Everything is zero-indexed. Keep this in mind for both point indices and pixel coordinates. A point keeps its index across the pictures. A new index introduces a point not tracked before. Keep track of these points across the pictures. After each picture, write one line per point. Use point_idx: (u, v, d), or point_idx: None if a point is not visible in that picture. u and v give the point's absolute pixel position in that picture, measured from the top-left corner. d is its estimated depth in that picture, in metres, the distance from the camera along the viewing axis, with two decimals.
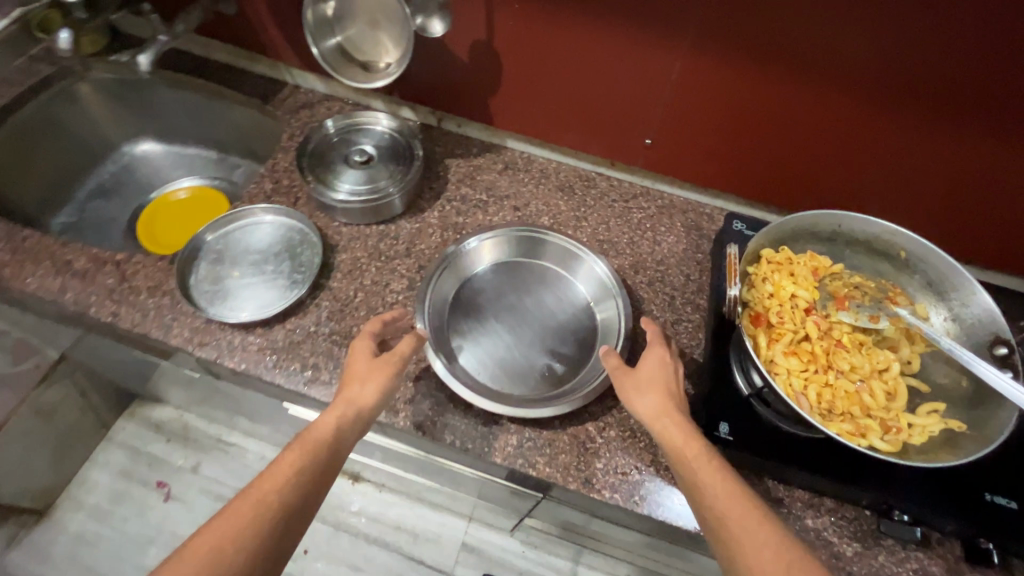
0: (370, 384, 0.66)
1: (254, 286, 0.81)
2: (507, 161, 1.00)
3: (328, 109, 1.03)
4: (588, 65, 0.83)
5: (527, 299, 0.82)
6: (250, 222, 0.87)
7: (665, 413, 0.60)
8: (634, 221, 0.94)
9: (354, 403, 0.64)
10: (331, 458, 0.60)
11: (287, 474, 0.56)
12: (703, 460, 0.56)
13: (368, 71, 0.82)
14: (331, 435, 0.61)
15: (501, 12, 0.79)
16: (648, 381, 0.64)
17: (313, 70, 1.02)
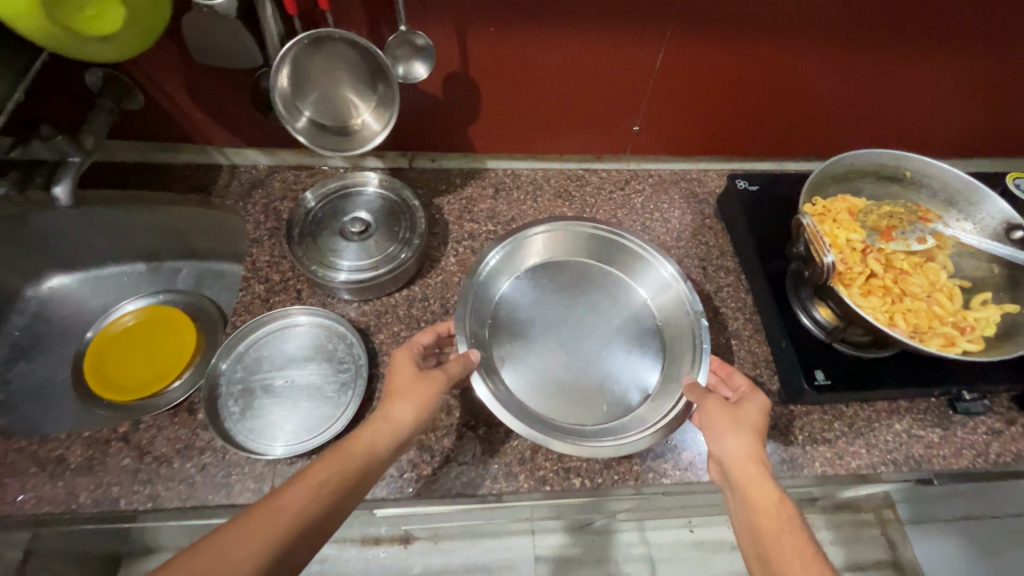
0: (413, 398, 0.64)
1: (301, 403, 0.71)
2: (494, 182, 0.96)
3: (284, 182, 0.91)
4: (565, 71, 0.80)
5: (563, 307, 0.80)
6: (267, 332, 0.76)
7: (755, 459, 0.62)
8: (637, 205, 0.96)
9: (393, 419, 0.62)
10: (360, 477, 0.58)
11: (310, 487, 0.54)
12: (786, 515, 0.57)
13: (356, 134, 0.75)
14: (364, 453, 0.59)
15: (474, 40, 0.74)
16: (745, 421, 0.65)
17: (251, 144, 0.90)
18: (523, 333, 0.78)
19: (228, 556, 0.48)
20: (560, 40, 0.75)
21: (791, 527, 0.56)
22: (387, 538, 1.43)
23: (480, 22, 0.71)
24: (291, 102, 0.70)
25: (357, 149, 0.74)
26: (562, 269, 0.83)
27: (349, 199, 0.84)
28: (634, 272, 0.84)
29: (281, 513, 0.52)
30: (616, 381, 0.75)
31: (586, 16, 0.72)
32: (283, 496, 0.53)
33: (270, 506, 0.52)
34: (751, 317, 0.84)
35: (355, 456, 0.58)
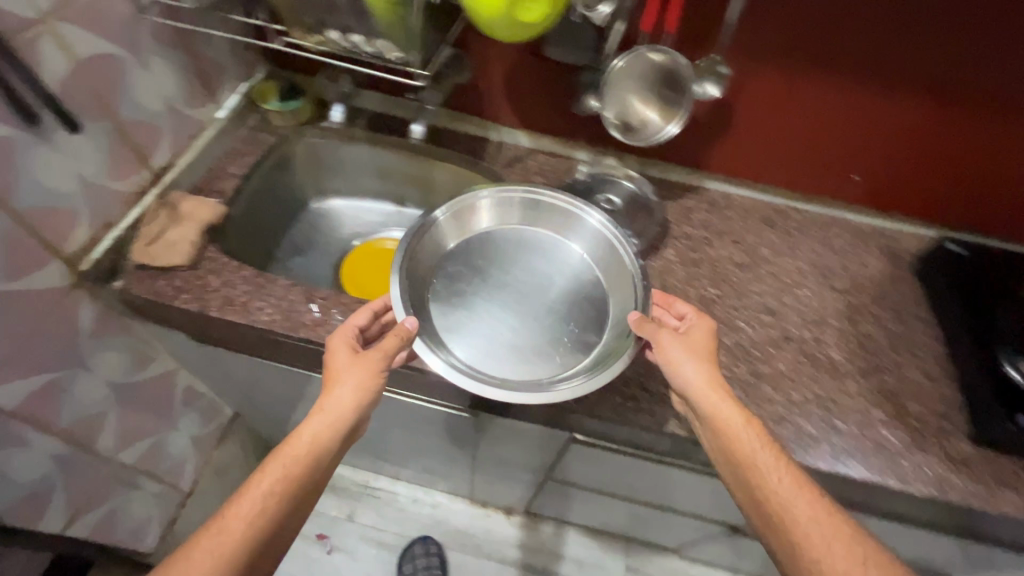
0: (350, 382, 0.73)
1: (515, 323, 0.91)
2: (709, 200, 1.10)
3: (538, 162, 1.12)
4: (809, 113, 0.95)
5: (507, 269, 0.93)
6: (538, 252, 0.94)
7: (717, 387, 0.74)
8: (836, 245, 1.06)
9: (337, 405, 0.72)
10: (308, 471, 0.70)
11: (253, 500, 0.66)
12: (764, 451, 0.70)
13: (644, 124, 0.92)
14: (305, 454, 0.70)
15: (752, 73, 0.91)
16: (696, 344, 0.77)
17: (522, 126, 1.12)
18: (473, 296, 0.89)
19: (203, 563, 0.61)
20: (813, 86, 0.91)
21: (757, 439, 0.71)
22: (495, 504, 1.55)
23: (763, 64, 0.89)
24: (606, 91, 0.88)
25: (640, 141, 0.92)
26: (491, 243, 0.94)
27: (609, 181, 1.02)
28: (562, 232, 0.94)
29: (232, 533, 0.64)
30: (553, 331, 0.87)
31: (848, 69, 0.87)
32: (226, 520, 0.65)
33: (216, 530, 0.64)
34: (945, 363, 0.90)
35: (297, 458, 0.69)
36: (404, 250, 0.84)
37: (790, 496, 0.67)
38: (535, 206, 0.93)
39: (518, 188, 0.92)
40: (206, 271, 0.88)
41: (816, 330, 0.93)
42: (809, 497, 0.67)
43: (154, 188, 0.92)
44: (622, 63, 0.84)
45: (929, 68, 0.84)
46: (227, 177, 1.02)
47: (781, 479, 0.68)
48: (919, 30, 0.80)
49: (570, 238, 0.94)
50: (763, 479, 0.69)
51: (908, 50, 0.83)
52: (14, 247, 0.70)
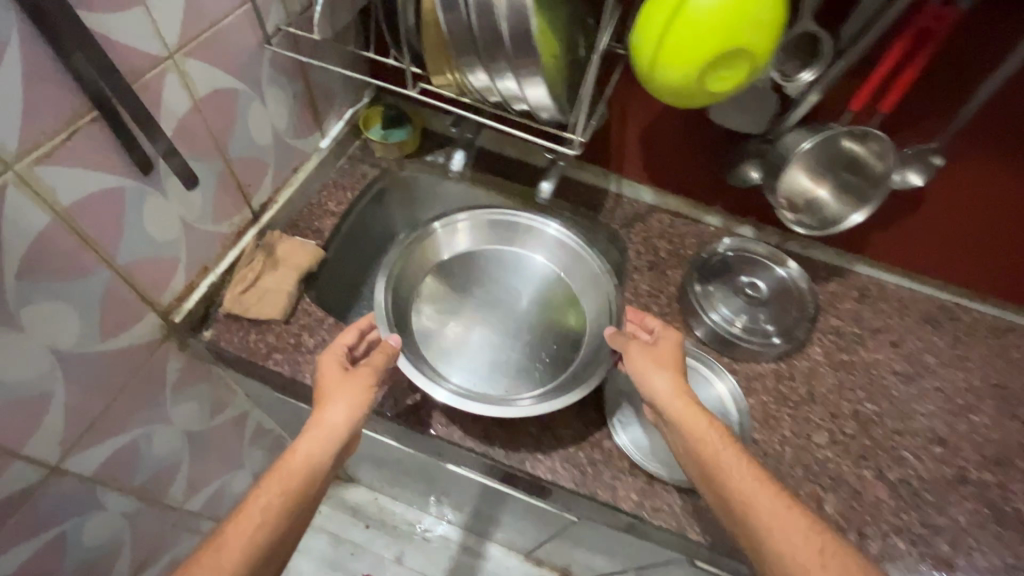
0: (342, 400, 0.64)
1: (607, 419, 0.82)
2: (859, 287, 0.95)
3: (662, 223, 1.00)
4: (1007, 214, 0.78)
5: (492, 286, 0.90)
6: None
7: (683, 395, 0.64)
8: (1015, 360, 0.89)
9: (330, 426, 0.63)
10: (307, 485, 0.60)
11: (253, 514, 0.56)
12: (737, 468, 0.59)
13: (818, 202, 0.78)
14: (305, 471, 0.60)
15: (963, 164, 0.74)
16: (665, 360, 0.68)
17: (648, 182, 0.99)
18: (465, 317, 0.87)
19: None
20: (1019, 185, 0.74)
21: (726, 445, 0.60)
22: (552, 565, 1.44)
23: (973, 158, 0.73)
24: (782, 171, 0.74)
25: (810, 228, 0.79)
26: (474, 262, 0.91)
27: (753, 262, 0.88)
28: (525, 246, 0.92)
29: (228, 552, 0.54)
30: (538, 347, 0.85)
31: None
32: (227, 534, 0.55)
33: (214, 547, 0.54)
34: None
35: (295, 471, 0.60)
36: (387, 270, 0.82)
37: (764, 514, 0.55)
38: (508, 225, 0.91)
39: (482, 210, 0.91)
40: (302, 327, 0.80)
41: (999, 472, 0.77)
42: (793, 510, 0.55)
43: (254, 228, 0.84)
44: (809, 144, 0.69)
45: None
46: (326, 215, 0.94)
47: (756, 489, 0.57)
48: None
49: (535, 251, 0.91)
50: (739, 489, 0.57)
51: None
52: (113, 305, 0.63)
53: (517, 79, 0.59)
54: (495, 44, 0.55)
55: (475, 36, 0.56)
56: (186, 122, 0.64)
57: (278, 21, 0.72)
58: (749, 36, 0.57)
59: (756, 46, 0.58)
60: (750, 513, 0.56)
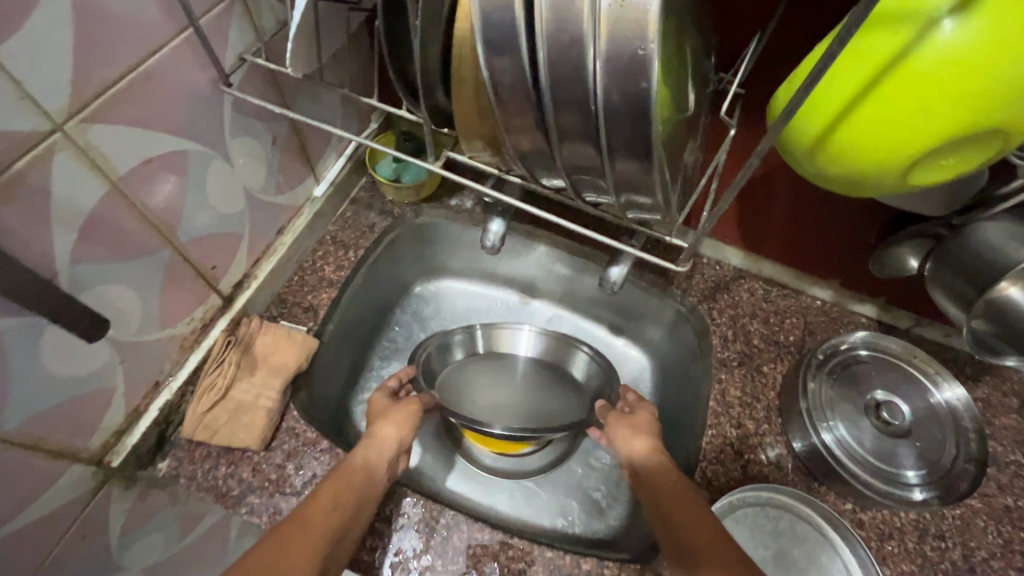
0: (393, 420, 0.63)
1: None
2: (1017, 389, 0.72)
3: (751, 295, 0.77)
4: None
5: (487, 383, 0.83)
6: (770, 495, 0.62)
7: (659, 453, 0.60)
8: None
9: (381, 438, 0.61)
10: (371, 485, 0.56)
11: (324, 501, 0.52)
12: (706, 531, 0.50)
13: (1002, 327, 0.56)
14: (364, 472, 0.56)
15: None
16: (644, 425, 0.64)
17: (737, 242, 0.76)
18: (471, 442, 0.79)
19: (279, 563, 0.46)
20: None
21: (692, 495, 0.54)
22: None
23: None
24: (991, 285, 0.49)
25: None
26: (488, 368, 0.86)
27: (886, 368, 0.66)
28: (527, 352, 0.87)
29: (304, 530, 0.49)
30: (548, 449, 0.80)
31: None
32: (303, 515, 0.51)
33: (292, 527, 0.49)
34: None
35: (361, 467, 0.57)
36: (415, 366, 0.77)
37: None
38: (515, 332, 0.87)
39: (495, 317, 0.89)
40: (287, 455, 0.61)
41: None
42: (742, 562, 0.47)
43: (225, 316, 0.64)
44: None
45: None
46: (322, 284, 0.73)
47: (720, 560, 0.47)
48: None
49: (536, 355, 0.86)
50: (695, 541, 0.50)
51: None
52: (7, 477, 0.44)
53: (604, 174, 0.36)
54: (575, 126, 0.33)
55: (541, 111, 0.33)
56: (100, 212, 0.44)
57: (241, 50, 0.51)
58: (1005, 112, 0.33)
59: (1004, 130, 0.34)
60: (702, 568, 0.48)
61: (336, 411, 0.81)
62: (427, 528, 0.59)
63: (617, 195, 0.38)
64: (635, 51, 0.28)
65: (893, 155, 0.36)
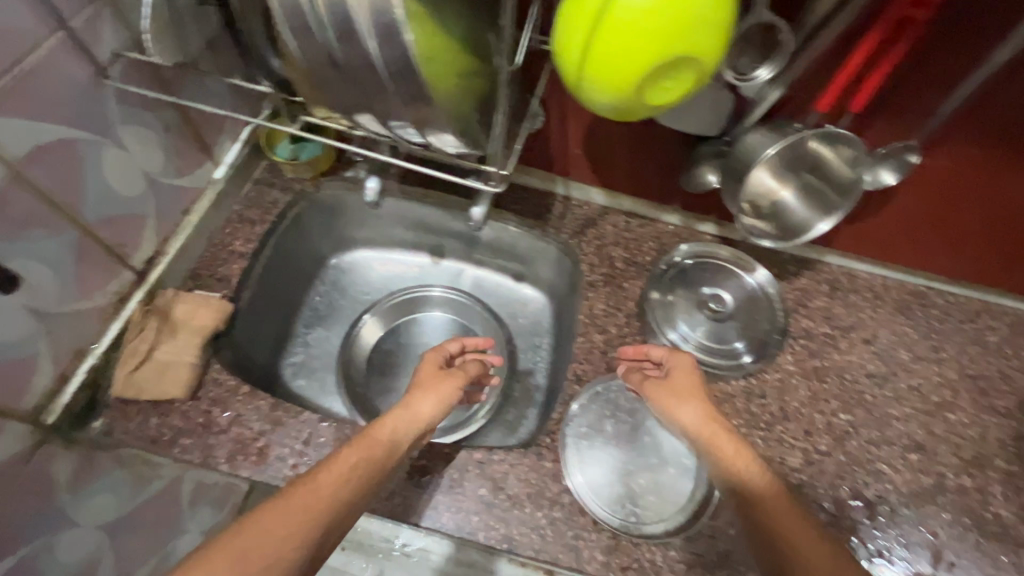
0: (433, 393, 0.70)
1: (600, 454, 0.71)
2: (828, 278, 0.89)
3: (615, 226, 0.90)
4: (981, 195, 0.72)
5: (397, 356, 0.99)
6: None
7: (711, 422, 0.63)
8: (991, 345, 0.84)
9: (416, 411, 0.67)
10: (382, 459, 0.59)
11: (340, 470, 0.55)
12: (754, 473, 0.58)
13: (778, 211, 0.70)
14: (388, 440, 0.61)
15: (943, 155, 0.65)
16: (685, 388, 0.66)
17: (597, 183, 0.89)
18: (395, 387, 0.96)
19: (289, 515, 0.49)
20: (1005, 180, 0.67)
21: (751, 468, 0.58)
22: None
23: (949, 151, 0.64)
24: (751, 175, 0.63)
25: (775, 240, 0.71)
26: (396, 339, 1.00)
27: (714, 268, 0.81)
28: (421, 315, 1.02)
29: (317, 495, 0.51)
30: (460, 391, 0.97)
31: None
32: (318, 477, 0.53)
33: (307, 484, 0.52)
34: None
35: (381, 441, 0.60)
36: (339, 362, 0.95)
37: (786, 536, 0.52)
38: (409, 304, 1.02)
39: (392, 296, 1.02)
40: (211, 402, 0.70)
41: (978, 475, 0.73)
42: (807, 531, 0.52)
43: (140, 290, 0.72)
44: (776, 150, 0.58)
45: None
46: (232, 257, 0.81)
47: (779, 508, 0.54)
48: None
49: (431, 319, 1.02)
50: (765, 511, 0.54)
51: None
52: None
53: (408, 116, 0.48)
54: (370, 75, 0.44)
55: (343, 68, 0.44)
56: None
57: (116, 47, 0.58)
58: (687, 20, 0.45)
59: (703, 48, 0.47)
60: (777, 536, 0.52)
61: (264, 373, 0.90)
62: (341, 443, 0.69)
63: (429, 133, 0.51)
64: (387, 13, 0.40)
65: (636, 71, 0.47)
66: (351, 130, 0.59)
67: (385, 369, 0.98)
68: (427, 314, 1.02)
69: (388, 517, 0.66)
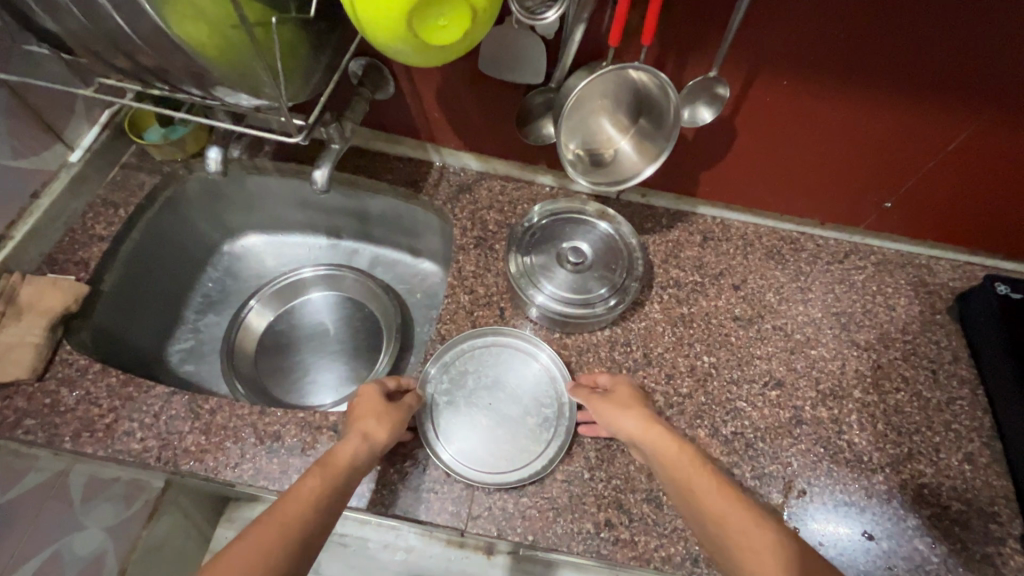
0: (386, 415, 0.64)
1: (459, 410, 0.72)
2: (701, 229, 0.89)
3: (489, 191, 0.90)
4: (812, 131, 0.73)
5: (286, 342, 0.99)
6: (492, 336, 0.77)
7: (652, 424, 0.63)
8: (857, 284, 0.86)
9: (372, 435, 0.62)
10: (344, 490, 0.55)
11: (309, 499, 0.52)
12: (693, 469, 0.57)
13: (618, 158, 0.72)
14: (347, 468, 0.57)
15: (760, 85, 0.67)
16: (626, 400, 0.67)
17: (467, 147, 0.89)
18: (283, 367, 0.96)
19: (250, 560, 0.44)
20: (823, 105, 0.69)
21: (701, 472, 0.57)
22: None
23: (767, 78, 0.67)
24: (572, 109, 0.65)
25: (601, 183, 0.71)
26: (283, 326, 1.00)
27: (576, 224, 0.82)
28: (306, 297, 1.02)
29: (288, 532, 0.48)
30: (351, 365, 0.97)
31: (833, 72, 0.65)
32: (277, 515, 0.49)
33: (267, 525, 0.48)
34: (986, 439, 0.74)
35: (343, 468, 0.57)
36: (224, 353, 0.93)
37: (731, 531, 0.51)
38: (294, 288, 1.02)
39: (276, 281, 1.01)
40: (59, 381, 0.69)
41: (833, 407, 0.75)
42: (763, 526, 0.51)
43: None
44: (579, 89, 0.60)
45: (935, 60, 0.62)
46: (92, 240, 0.80)
47: (717, 501, 0.54)
48: (917, 5, 0.57)
49: (317, 299, 1.02)
50: (716, 514, 0.53)
51: (895, 30, 0.60)
52: None
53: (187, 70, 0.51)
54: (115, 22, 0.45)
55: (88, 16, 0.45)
56: None
57: None
58: None
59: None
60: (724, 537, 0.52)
61: (145, 359, 0.89)
62: (192, 415, 0.68)
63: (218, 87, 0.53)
64: None
65: (394, 3, 0.48)
66: (149, 88, 0.59)
67: (275, 351, 0.98)
68: (318, 294, 1.02)
69: (238, 484, 0.65)
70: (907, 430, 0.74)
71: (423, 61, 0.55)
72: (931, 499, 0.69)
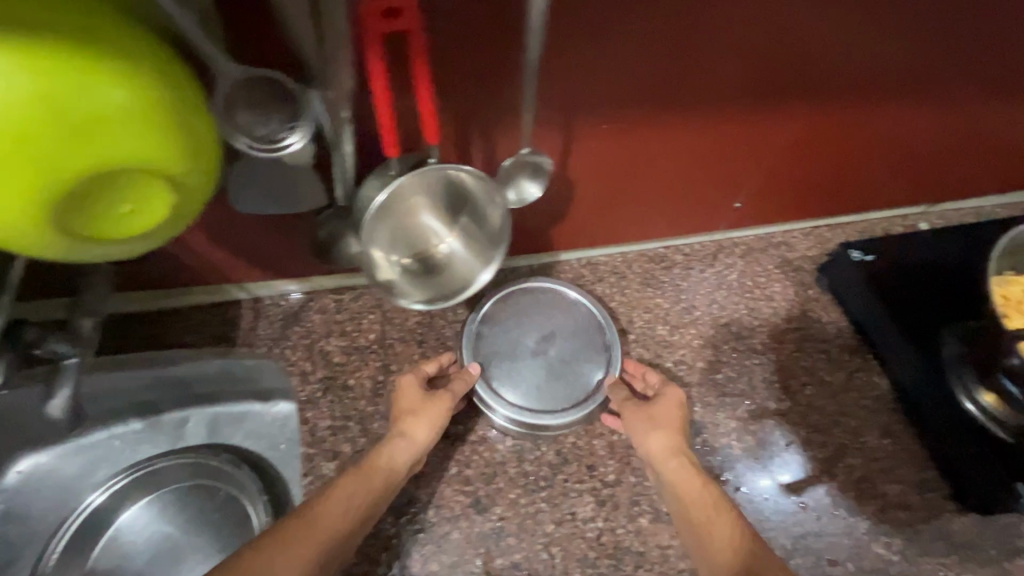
0: (423, 417, 0.60)
1: (519, 364, 0.69)
2: (571, 277, 0.80)
3: (323, 313, 0.74)
4: (647, 159, 0.66)
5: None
6: (536, 426, 0.66)
7: (677, 452, 0.58)
8: (735, 283, 0.83)
9: (410, 437, 0.59)
10: (372, 501, 0.53)
11: (343, 497, 0.51)
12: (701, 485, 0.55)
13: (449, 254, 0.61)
14: (387, 472, 0.55)
15: (578, 133, 0.59)
16: (664, 417, 0.61)
17: (277, 273, 0.72)
18: None
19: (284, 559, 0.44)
20: (647, 137, 0.63)
21: (722, 512, 0.52)
22: None
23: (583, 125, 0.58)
24: (378, 221, 0.52)
25: (428, 302, 0.60)
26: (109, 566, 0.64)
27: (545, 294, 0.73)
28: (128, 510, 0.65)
29: (314, 537, 0.47)
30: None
31: (647, 106, 0.59)
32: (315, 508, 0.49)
33: (303, 521, 0.47)
34: (893, 408, 0.75)
35: (380, 471, 0.55)
36: None
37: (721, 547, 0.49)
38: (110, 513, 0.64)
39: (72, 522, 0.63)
40: None
41: (755, 430, 0.71)
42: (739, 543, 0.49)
43: None
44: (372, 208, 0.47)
45: (734, 75, 0.58)
46: None
47: (717, 519, 0.51)
48: (704, 27, 0.52)
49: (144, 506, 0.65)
50: (700, 516, 0.52)
51: (693, 54, 0.54)
52: None
53: None
54: None
55: None
56: None
57: None
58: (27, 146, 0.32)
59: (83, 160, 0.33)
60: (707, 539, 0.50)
61: None
62: None
63: None
64: None
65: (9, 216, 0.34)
66: None
67: None
68: (151, 500, 0.65)
69: None
70: (827, 424, 0.72)
71: (125, 248, 0.41)
72: (872, 494, 0.68)
